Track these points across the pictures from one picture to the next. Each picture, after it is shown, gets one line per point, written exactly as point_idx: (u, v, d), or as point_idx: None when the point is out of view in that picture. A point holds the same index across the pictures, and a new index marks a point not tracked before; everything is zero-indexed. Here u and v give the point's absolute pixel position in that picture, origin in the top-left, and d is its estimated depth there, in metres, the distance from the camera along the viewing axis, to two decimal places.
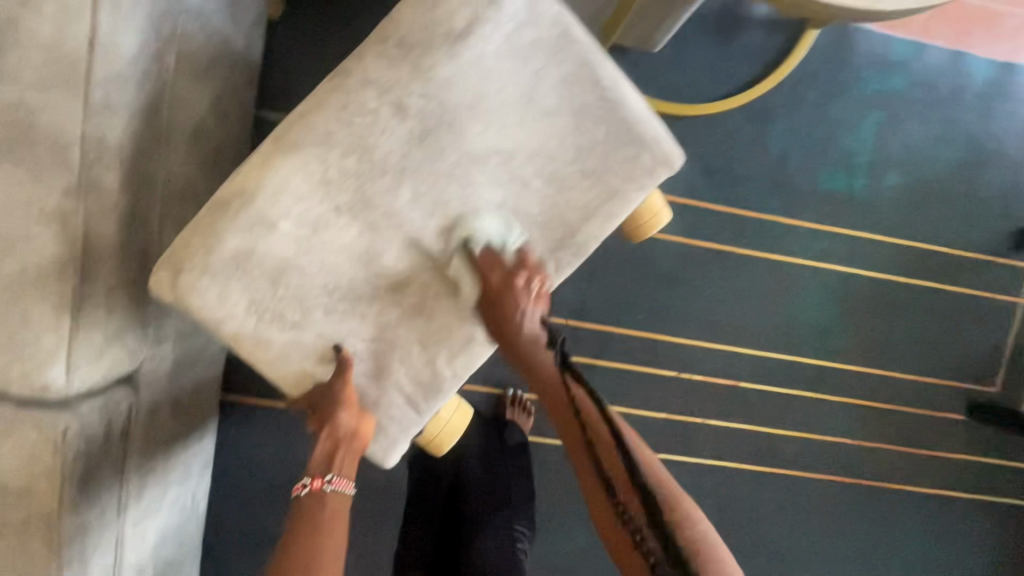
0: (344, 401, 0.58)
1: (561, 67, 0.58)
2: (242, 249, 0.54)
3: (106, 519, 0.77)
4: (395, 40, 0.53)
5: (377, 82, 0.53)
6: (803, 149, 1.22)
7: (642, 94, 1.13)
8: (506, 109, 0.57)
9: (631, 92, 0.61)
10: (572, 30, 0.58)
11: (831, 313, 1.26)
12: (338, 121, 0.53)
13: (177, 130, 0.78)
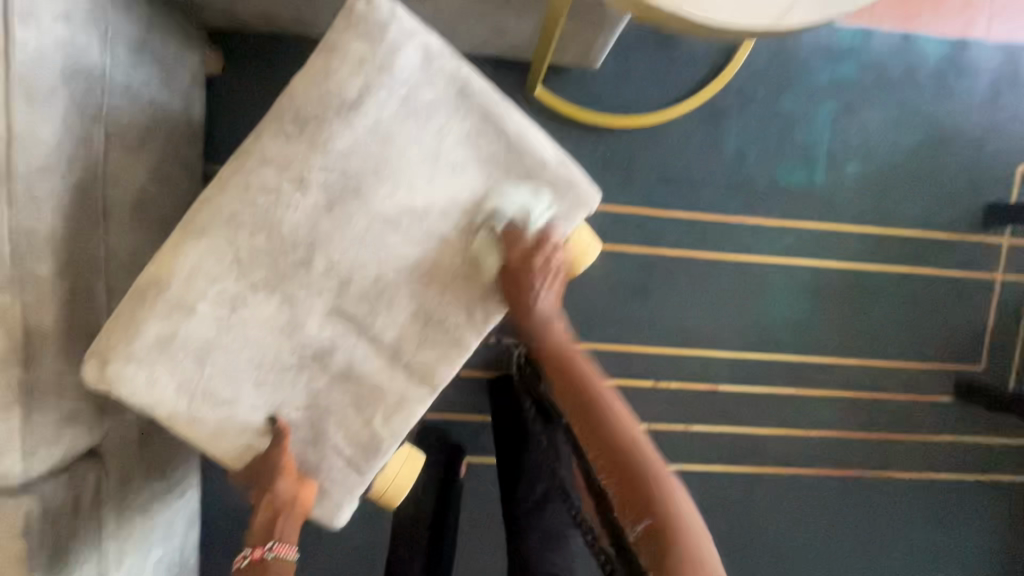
0: (281, 474, 0.59)
1: (464, 121, 0.58)
2: (163, 334, 0.55)
3: None
4: (290, 116, 0.54)
5: (276, 159, 0.54)
6: (759, 147, 1.20)
7: (587, 110, 1.13)
8: (411, 169, 0.57)
9: (541, 136, 0.61)
10: (472, 84, 0.57)
11: (804, 307, 1.25)
12: (245, 201, 0.54)
13: (115, 206, 0.79)
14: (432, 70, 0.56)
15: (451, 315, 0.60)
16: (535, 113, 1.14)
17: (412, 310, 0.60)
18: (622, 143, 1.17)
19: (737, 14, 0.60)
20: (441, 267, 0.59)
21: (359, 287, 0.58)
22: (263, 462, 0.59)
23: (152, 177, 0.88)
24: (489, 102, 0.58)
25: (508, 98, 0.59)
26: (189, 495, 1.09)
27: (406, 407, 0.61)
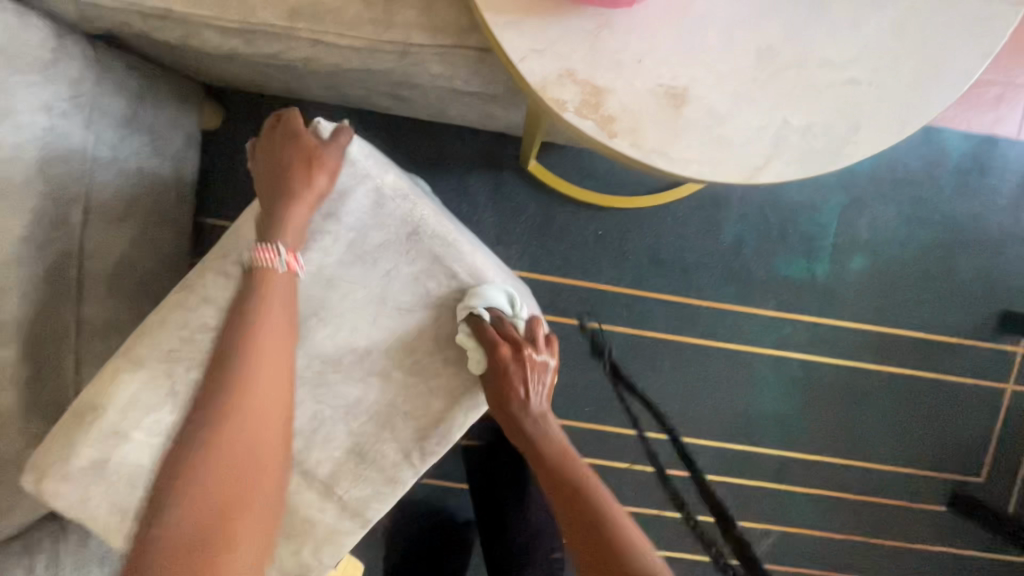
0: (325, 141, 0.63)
1: (412, 264, 0.67)
2: (97, 457, 0.63)
3: None
4: (233, 258, 0.65)
5: (215, 299, 0.65)
6: (758, 236, 1.16)
7: (582, 190, 1.10)
8: (359, 311, 0.67)
9: (490, 270, 0.68)
10: (421, 226, 0.66)
11: (793, 402, 1.21)
12: (182, 339, 0.64)
13: (92, 277, 0.79)
14: (382, 215, 0.66)
15: (388, 453, 0.69)
16: (527, 186, 1.13)
17: (348, 445, 0.69)
18: (615, 221, 1.14)
19: (708, 167, 0.57)
20: (383, 402, 0.69)
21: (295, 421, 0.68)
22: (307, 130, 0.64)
23: (136, 243, 0.87)
24: (436, 244, 0.66)
25: (454, 241, 0.67)
26: None
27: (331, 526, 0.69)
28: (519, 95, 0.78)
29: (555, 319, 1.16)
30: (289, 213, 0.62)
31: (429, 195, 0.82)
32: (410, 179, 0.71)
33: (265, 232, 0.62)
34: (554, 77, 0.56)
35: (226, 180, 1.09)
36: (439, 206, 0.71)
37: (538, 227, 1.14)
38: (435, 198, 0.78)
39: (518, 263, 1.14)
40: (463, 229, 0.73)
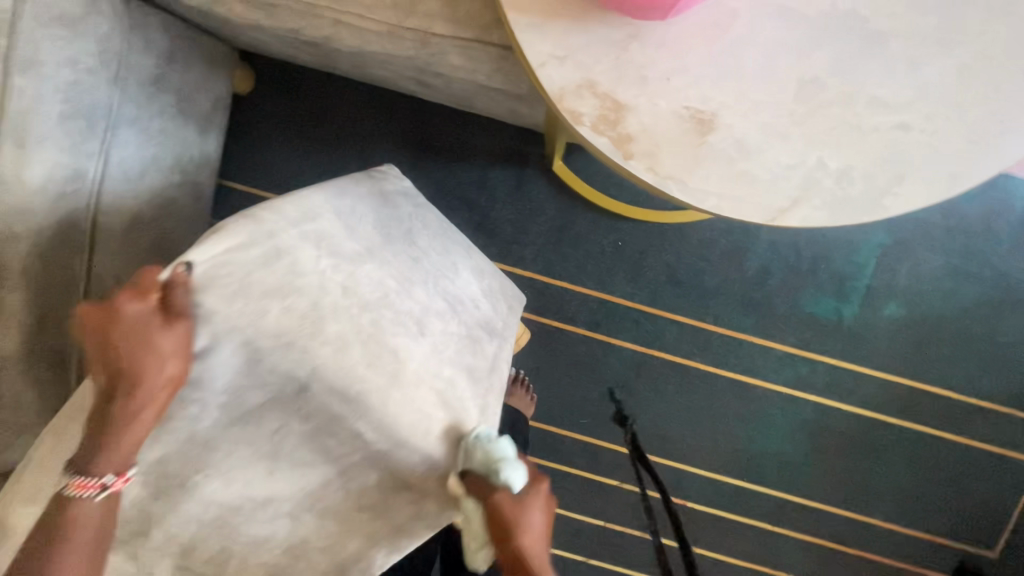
0: (176, 314, 0.59)
1: (307, 421, 0.65)
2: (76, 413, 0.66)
3: None
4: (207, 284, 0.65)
5: None
6: (787, 269, 1.10)
7: (604, 198, 1.07)
8: (246, 470, 0.65)
9: (401, 416, 0.64)
10: (315, 379, 0.64)
11: (798, 444, 1.15)
12: None
13: (104, 233, 0.81)
14: (266, 371, 0.64)
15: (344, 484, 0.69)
16: (549, 187, 1.09)
17: None
18: (637, 235, 1.10)
19: (726, 203, 0.53)
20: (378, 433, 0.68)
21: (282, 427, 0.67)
22: (157, 299, 0.59)
23: (151, 202, 0.89)
24: (335, 403, 0.64)
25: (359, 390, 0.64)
26: None
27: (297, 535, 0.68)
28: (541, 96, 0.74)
29: (561, 327, 1.13)
30: (132, 432, 0.61)
31: (398, 230, 0.72)
32: (335, 286, 0.63)
33: (99, 450, 0.61)
34: (571, 87, 0.52)
35: (249, 148, 1.09)
36: (375, 308, 0.65)
37: (556, 230, 1.10)
38: (396, 257, 0.69)
39: (530, 265, 1.12)
40: (405, 333, 0.66)
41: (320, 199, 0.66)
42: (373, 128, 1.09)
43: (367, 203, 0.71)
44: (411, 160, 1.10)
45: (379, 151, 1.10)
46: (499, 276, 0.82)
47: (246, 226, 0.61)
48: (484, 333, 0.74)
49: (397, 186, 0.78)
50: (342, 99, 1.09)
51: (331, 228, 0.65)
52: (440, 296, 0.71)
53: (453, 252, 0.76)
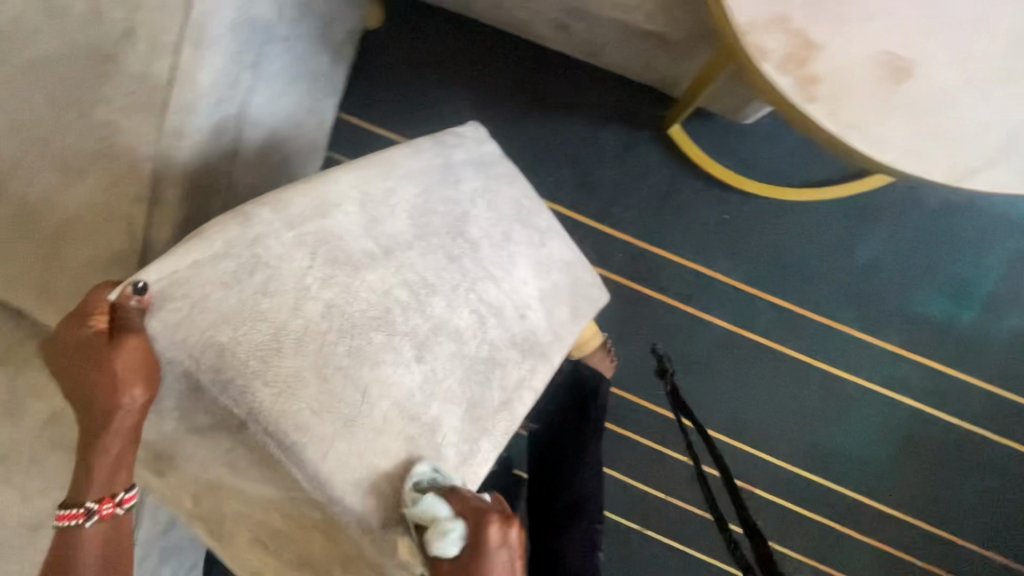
0: (132, 333, 0.64)
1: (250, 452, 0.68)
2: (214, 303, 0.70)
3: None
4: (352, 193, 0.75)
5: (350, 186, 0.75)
6: (904, 264, 1.04)
7: (720, 166, 1.04)
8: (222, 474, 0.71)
9: (344, 455, 0.68)
10: (255, 421, 0.66)
11: (885, 447, 1.10)
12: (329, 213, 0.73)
13: (244, 143, 0.87)
14: (209, 401, 0.67)
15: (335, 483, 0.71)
16: (660, 152, 1.07)
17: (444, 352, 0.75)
18: (746, 209, 1.06)
19: (909, 159, 0.50)
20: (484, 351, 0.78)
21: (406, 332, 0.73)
22: (108, 320, 0.64)
23: (286, 125, 0.95)
24: (273, 447, 0.67)
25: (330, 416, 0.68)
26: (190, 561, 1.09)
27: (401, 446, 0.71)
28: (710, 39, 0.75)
29: (651, 295, 1.12)
30: (110, 457, 0.66)
31: (443, 221, 0.79)
32: (317, 301, 0.69)
33: (82, 477, 0.65)
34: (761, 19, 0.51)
35: (371, 83, 1.13)
36: (365, 327, 0.71)
37: (661, 196, 1.09)
38: (420, 259, 0.76)
39: (629, 228, 1.10)
40: (399, 357, 0.72)
41: (346, 186, 0.76)
42: (491, 76, 1.11)
43: (417, 187, 0.79)
44: (522, 111, 1.10)
45: (494, 100, 1.11)
46: (568, 272, 0.87)
47: (223, 229, 0.68)
48: (506, 347, 0.80)
49: (468, 155, 0.85)
50: (465, 44, 1.11)
51: (347, 227, 0.73)
52: (465, 304, 0.77)
53: (510, 244, 0.82)
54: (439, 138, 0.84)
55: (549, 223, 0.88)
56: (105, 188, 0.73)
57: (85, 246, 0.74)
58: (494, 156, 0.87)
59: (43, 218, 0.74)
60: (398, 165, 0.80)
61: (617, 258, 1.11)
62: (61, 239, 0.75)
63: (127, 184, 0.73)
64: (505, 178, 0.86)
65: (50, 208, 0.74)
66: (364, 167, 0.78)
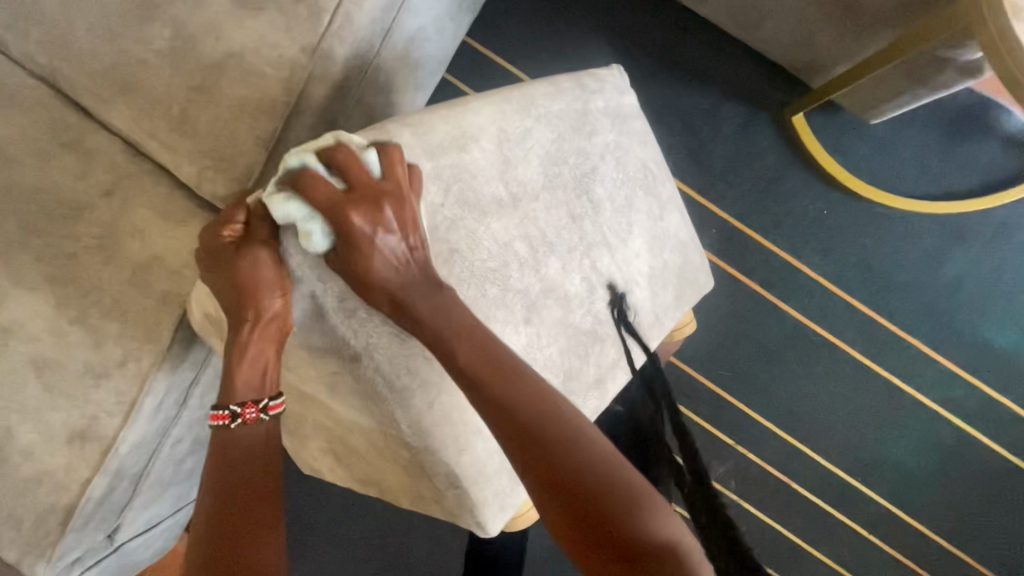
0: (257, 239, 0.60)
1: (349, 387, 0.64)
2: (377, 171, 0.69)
3: (140, 461, 0.87)
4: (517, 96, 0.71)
5: (514, 101, 0.71)
6: (981, 287, 1.09)
7: (836, 163, 1.08)
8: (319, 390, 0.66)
9: (451, 407, 0.66)
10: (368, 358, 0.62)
11: (927, 463, 1.12)
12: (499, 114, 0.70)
13: (403, 28, 0.85)
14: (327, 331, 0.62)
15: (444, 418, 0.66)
16: (774, 138, 1.11)
17: (581, 281, 0.74)
18: (846, 209, 1.10)
19: None
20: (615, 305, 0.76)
21: (560, 245, 0.72)
22: (240, 228, 0.61)
23: (434, 27, 0.95)
24: (381, 386, 0.63)
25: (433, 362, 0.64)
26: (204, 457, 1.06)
27: (539, 360, 0.71)
28: (900, 17, 0.80)
29: (736, 275, 1.13)
30: (255, 358, 0.62)
31: (572, 175, 0.73)
32: (441, 243, 0.64)
33: (228, 378, 0.62)
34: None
35: (503, 12, 1.13)
36: (482, 279, 0.66)
37: (766, 179, 1.11)
38: (544, 213, 0.71)
39: (728, 205, 1.12)
40: (511, 320, 0.68)
41: (486, 119, 0.69)
42: (628, 29, 1.12)
43: (553, 131, 0.73)
44: (651, 71, 1.12)
45: (626, 55, 1.12)
46: (679, 252, 0.83)
47: (363, 147, 0.64)
48: (610, 320, 0.76)
49: (605, 104, 0.78)
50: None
51: (481, 165, 0.67)
52: (578, 269, 0.73)
53: (630, 212, 0.78)
54: (582, 81, 0.77)
55: (670, 196, 0.83)
56: (282, 32, 0.73)
57: (243, 83, 0.74)
58: (632, 111, 0.81)
59: (202, 49, 0.74)
60: (539, 103, 0.73)
61: (712, 233, 1.12)
62: (219, 70, 0.74)
63: (306, 31, 0.73)
64: (637, 137, 0.80)
65: (215, 41, 0.74)
66: (506, 99, 0.71)
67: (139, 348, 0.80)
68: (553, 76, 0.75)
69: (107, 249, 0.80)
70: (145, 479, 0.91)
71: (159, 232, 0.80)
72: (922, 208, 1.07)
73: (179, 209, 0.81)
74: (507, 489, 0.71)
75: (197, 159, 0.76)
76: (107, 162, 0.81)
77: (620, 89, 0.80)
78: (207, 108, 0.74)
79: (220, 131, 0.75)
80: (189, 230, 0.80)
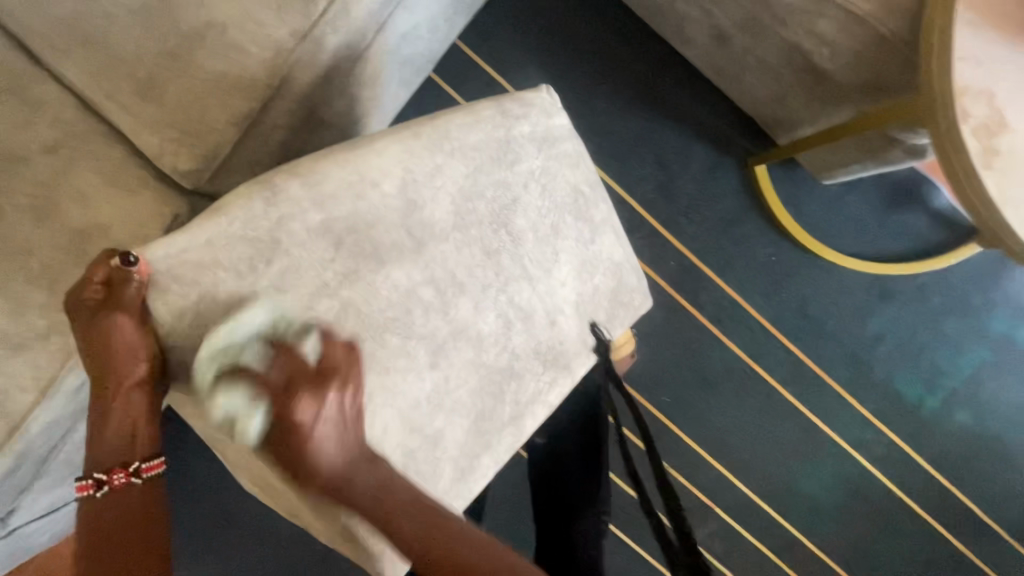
0: (117, 307, 0.59)
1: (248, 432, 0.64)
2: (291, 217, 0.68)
3: (47, 446, 0.79)
4: (431, 127, 0.71)
5: (422, 138, 0.70)
6: (897, 344, 1.20)
7: (783, 218, 1.15)
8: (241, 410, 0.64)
9: None
10: None
11: (835, 499, 1.22)
12: (408, 150, 0.69)
13: (397, 24, 0.83)
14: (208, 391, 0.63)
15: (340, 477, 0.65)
16: (738, 183, 1.17)
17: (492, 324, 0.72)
18: (791, 258, 1.18)
19: None
20: (532, 343, 0.75)
21: (468, 286, 0.71)
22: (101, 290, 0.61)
23: (428, 27, 0.93)
24: None
25: None
26: None
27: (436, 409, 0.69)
28: (866, 99, 0.86)
29: (687, 307, 1.19)
30: (120, 421, 0.62)
31: (488, 209, 0.72)
32: (333, 298, 0.64)
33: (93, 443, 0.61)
34: (974, 90, 0.67)
35: (497, 21, 1.13)
36: (382, 329, 0.66)
37: (725, 221, 1.17)
38: (455, 253, 0.70)
39: (689, 240, 1.17)
40: (410, 371, 0.67)
41: (391, 161, 0.68)
42: (615, 58, 1.15)
43: (469, 164, 0.72)
44: (631, 102, 1.15)
45: (610, 83, 1.15)
46: (613, 276, 0.82)
47: (245, 207, 0.63)
48: (528, 356, 0.75)
49: (532, 129, 0.77)
50: (600, 19, 1.15)
51: (382, 212, 0.67)
52: (493, 306, 0.72)
53: (556, 239, 0.77)
54: (503, 107, 0.75)
55: (603, 218, 0.81)
56: (271, 11, 0.70)
57: (221, 58, 0.70)
58: (561, 133, 0.79)
59: (179, 14, 0.70)
60: (453, 136, 0.72)
61: (670, 266, 1.17)
62: (196, 39, 0.70)
63: (297, 15, 0.70)
64: (567, 160, 0.79)
65: (196, 9, 0.70)
66: (415, 137, 0.70)
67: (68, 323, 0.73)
68: (470, 106, 0.74)
69: (42, 211, 0.72)
70: (47, 465, 0.83)
71: (105, 200, 0.74)
72: (858, 269, 1.17)
73: (129, 179, 0.75)
74: None
75: (160, 130, 0.71)
76: (54, 117, 0.74)
77: (547, 111, 0.78)
78: (178, 78, 0.70)
79: (188, 103, 0.70)
80: (140, 202, 0.74)
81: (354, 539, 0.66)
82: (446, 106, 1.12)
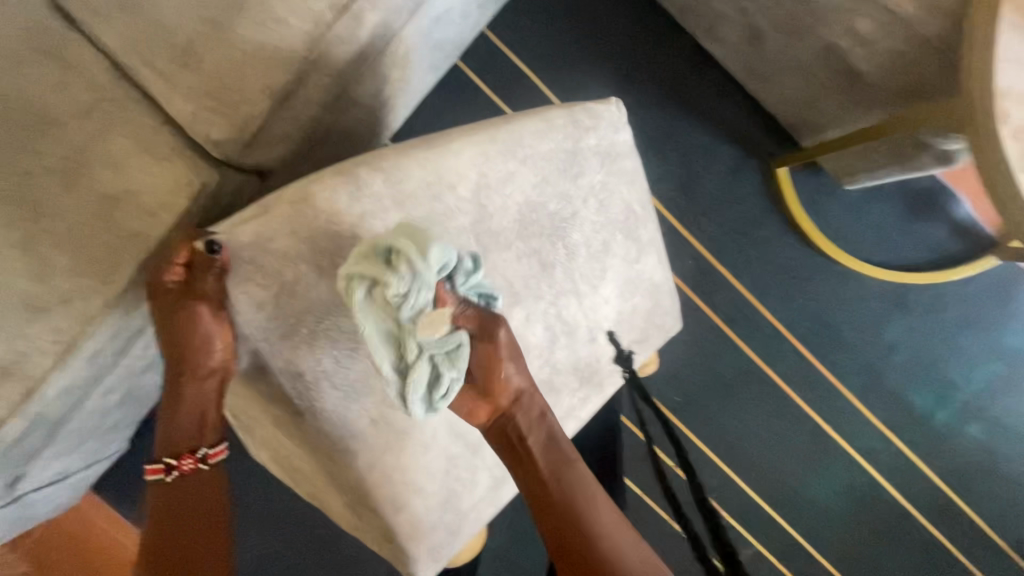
0: (197, 296, 0.58)
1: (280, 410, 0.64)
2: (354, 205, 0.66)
3: (63, 412, 0.79)
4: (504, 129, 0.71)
5: (474, 136, 0.69)
6: (911, 354, 1.20)
7: (808, 227, 1.15)
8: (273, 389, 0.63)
9: (390, 467, 0.65)
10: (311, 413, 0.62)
11: (841, 507, 1.22)
12: (484, 148, 0.69)
13: (433, 7, 0.83)
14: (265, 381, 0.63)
15: (382, 472, 0.65)
16: (759, 185, 1.17)
17: (539, 339, 0.73)
18: (809, 263, 1.18)
19: None
20: (576, 361, 0.76)
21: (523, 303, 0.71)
22: (180, 273, 0.59)
23: (461, 12, 0.94)
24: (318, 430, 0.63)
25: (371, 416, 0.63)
26: (129, 410, 0.98)
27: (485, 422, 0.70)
28: (898, 103, 0.87)
29: (702, 307, 1.19)
30: (192, 407, 0.63)
31: (549, 221, 0.72)
32: None
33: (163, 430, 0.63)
34: (1016, 92, 0.68)
35: (526, 12, 1.13)
36: None
37: (745, 223, 1.17)
38: (513, 262, 0.70)
39: (707, 241, 1.17)
40: None
41: (466, 163, 0.67)
42: (643, 54, 1.15)
43: (536, 173, 0.72)
44: (656, 99, 1.15)
45: (635, 79, 1.15)
46: (650, 297, 0.82)
47: (330, 196, 0.60)
48: (568, 372, 0.76)
49: (598, 142, 0.77)
50: (628, 15, 1.15)
51: (454, 212, 0.66)
52: (541, 319, 0.72)
53: (606, 258, 0.77)
54: (576, 116, 0.75)
55: (650, 239, 0.82)
56: None
57: (261, 29, 0.70)
58: (624, 148, 0.79)
59: None
60: (526, 143, 0.71)
61: (687, 264, 1.17)
62: (238, 9, 0.70)
63: None
64: (626, 177, 0.79)
65: None
66: (491, 139, 0.69)
67: (90, 287, 0.73)
68: (547, 112, 0.74)
69: (72, 174, 0.72)
70: (61, 431, 0.83)
71: (135, 166, 0.74)
72: (878, 278, 1.17)
73: (161, 146, 0.74)
74: (443, 542, 0.70)
75: (196, 98, 0.71)
76: (89, 80, 0.74)
77: (614, 126, 0.79)
78: (218, 46, 0.70)
79: (226, 72, 0.70)
80: (170, 170, 0.74)
81: (382, 534, 0.67)
82: (470, 94, 1.12)
